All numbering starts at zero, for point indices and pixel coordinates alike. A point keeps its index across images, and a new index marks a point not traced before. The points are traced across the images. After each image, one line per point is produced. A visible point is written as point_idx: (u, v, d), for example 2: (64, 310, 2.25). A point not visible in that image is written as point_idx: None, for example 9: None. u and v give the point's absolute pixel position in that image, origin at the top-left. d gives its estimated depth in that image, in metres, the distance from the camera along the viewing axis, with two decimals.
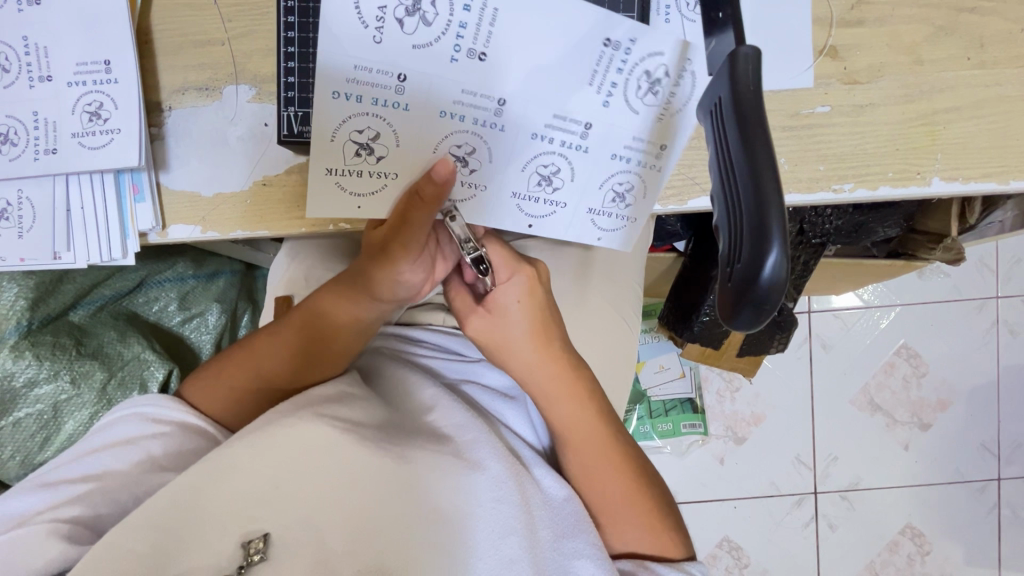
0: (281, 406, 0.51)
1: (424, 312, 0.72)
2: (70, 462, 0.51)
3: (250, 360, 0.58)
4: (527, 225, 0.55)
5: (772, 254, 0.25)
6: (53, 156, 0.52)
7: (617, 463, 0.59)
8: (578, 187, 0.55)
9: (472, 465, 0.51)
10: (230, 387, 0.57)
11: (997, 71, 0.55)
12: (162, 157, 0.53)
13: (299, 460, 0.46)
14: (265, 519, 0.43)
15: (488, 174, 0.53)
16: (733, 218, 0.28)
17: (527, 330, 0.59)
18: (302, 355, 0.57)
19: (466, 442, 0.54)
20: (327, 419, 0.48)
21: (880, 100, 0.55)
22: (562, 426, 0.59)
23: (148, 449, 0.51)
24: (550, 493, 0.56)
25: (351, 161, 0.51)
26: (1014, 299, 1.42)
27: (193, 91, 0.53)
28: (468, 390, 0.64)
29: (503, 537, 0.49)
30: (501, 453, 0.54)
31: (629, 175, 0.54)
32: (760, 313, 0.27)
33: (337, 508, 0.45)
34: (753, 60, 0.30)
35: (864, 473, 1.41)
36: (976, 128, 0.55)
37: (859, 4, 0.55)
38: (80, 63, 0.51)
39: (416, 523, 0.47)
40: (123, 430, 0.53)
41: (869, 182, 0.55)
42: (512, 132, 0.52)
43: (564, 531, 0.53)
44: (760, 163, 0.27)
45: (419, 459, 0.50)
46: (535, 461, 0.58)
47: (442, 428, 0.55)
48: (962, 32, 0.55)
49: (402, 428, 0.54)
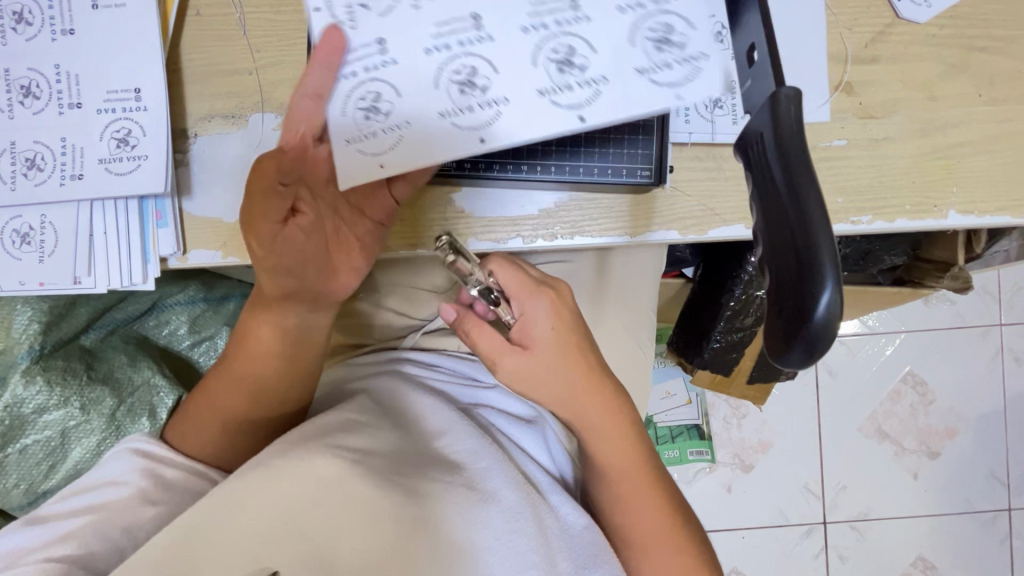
0: (287, 436, 0.49)
1: (438, 337, 0.73)
2: (78, 491, 0.50)
3: (210, 397, 0.55)
4: (578, 117, 0.45)
5: (826, 294, 0.25)
6: (79, 182, 0.52)
7: (653, 498, 0.58)
8: (608, 55, 0.45)
9: (488, 496, 0.50)
10: (213, 427, 0.55)
11: (1007, 108, 0.56)
12: (186, 183, 0.54)
13: (310, 492, 0.45)
14: (271, 556, 0.42)
15: (505, 85, 0.45)
16: (775, 255, 0.28)
17: (565, 358, 0.55)
18: (254, 377, 0.55)
19: (480, 469, 0.53)
20: (339, 450, 0.47)
21: (895, 134, 0.56)
22: (601, 457, 0.58)
23: (157, 481, 0.51)
24: (566, 522, 0.54)
25: (364, 127, 0.45)
26: (1017, 326, 1.42)
27: (219, 119, 0.54)
28: (482, 414, 0.63)
29: (521, 571, 0.48)
30: (515, 482, 0.53)
31: (658, 14, 0.45)
32: (811, 352, 0.26)
33: (350, 543, 0.44)
34: (795, 100, 0.31)
35: (873, 503, 1.40)
36: (990, 163, 0.56)
37: (873, 42, 0.56)
38: (110, 91, 0.52)
39: (434, 559, 0.45)
40: (126, 457, 0.52)
41: (886, 215, 0.56)
42: (502, 38, 0.45)
43: (583, 561, 0.52)
44: (805, 201, 0.27)
45: (432, 490, 0.49)
46: (551, 487, 0.57)
47: (452, 454, 0.54)
48: (973, 70, 0.56)
49: (415, 453, 0.53)
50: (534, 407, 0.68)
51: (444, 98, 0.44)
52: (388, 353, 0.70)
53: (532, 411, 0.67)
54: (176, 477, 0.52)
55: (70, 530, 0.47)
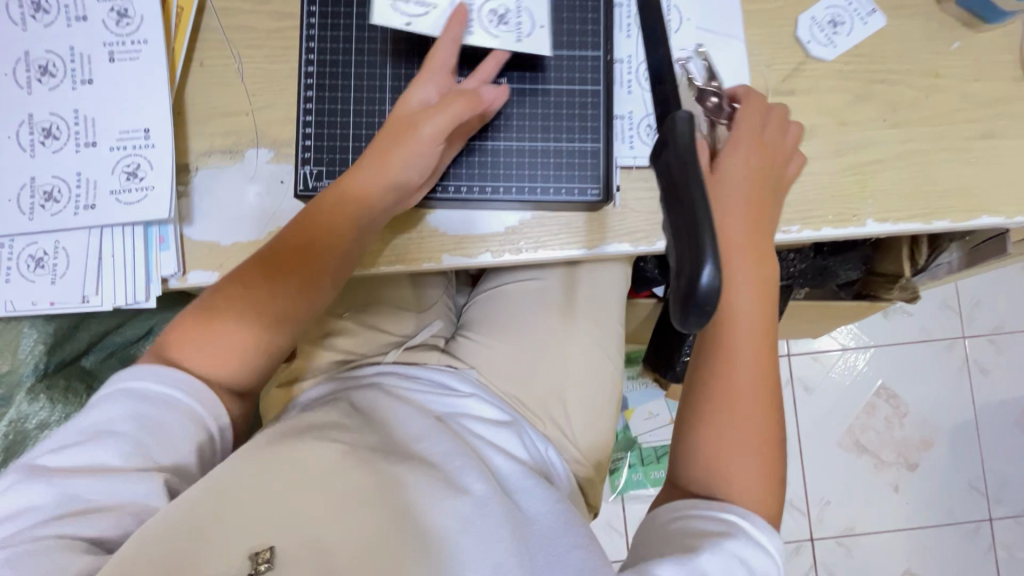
0: (272, 434, 0.57)
1: (421, 351, 0.78)
2: (76, 440, 0.48)
3: (215, 318, 0.55)
4: None
5: (707, 266, 0.31)
6: (91, 212, 0.58)
7: (761, 370, 0.50)
8: None
9: (461, 490, 0.54)
10: (227, 352, 0.55)
11: (911, 129, 0.65)
12: (187, 212, 0.60)
13: (299, 483, 0.50)
14: (268, 533, 0.47)
15: None
16: (674, 237, 0.35)
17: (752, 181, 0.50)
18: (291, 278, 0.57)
19: (454, 469, 0.57)
20: (326, 448, 0.54)
21: (815, 155, 0.64)
22: (731, 298, 0.49)
23: (162, 435, 0.50)
24: (537, 508, 0.58)
25: (516, 25, 0.58)
26: (979, 338, 1.49)
27: (219, 154, 0.61)
28: (462, 421, 0.68)
29: (492, 543, 0.50)
30: (485, 477, 0.57)
31: None
32: (704, 318, 0.32)
33: (335, 525, 0.48)
34: (689, 119, 0.37)
35: (858, 517, 1.44)
36: (899, 177, 0.64)
37: (789, 77, 0.65)
38: (122, 131, 0.59)
39: (410, 543, 0.48)
40: (124, 400, 0.50)
41: (813, 224, 0.64)
42: None
43: (559, 530, 0.56)
44: (692, 198, 0.34)
45: (409, 480, 0.53)
46: (520, 483, 0.61)
47: (430, 455, 0.58)
48: (878, 99, 0.65)
49: (397, 448, 0.58)
50: (510, 414, 0.73)
51: None
52: (373, 366, 0.75)
53: (509, 417, 0.72)
54: (181, 433, 0.51)
55: (80, 490, 0.46)
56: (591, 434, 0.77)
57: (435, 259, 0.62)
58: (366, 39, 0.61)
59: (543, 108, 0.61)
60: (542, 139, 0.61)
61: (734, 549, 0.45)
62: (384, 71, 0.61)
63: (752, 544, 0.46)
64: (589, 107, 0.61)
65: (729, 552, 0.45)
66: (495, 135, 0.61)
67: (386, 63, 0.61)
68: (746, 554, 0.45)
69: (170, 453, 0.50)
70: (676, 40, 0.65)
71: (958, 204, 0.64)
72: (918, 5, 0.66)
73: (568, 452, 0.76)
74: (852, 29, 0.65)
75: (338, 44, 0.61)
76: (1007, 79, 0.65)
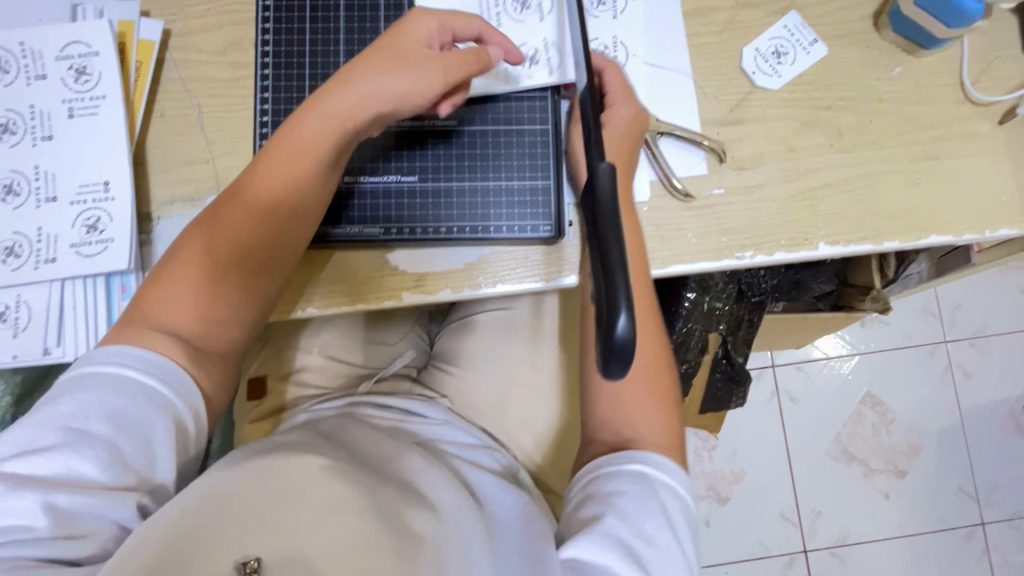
0: (235, 454, 0.57)
1: (394, 384, 0.80)
2: (57, 446, 0.48)
3: (193, 287, 0.56)
4: (614, 15, 0.67)
5: (619, 317, 0.32)
6: (52, 265, 0.59)
7: (645, 323, 0.61)
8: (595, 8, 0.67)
9: (433, 506, 0.56)
10: (181, 300, 0.55)
11: (859, 154, 0.66)
12: (149, 259, 0.61)
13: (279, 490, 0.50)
14: (255, 544, 0.47)
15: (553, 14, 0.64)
16: (597, 288, 0.36)
17: (623, 149, 0.60)
18: (239, 229, 0.57)
19: (427, 484, 0.59)
20: (309, 458, 0.55)
21: (766, 182, 0.66)
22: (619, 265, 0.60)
23: (146, 439, 0.50)
24: (506, 516, 0.61)
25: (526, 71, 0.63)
26: (961, 341, 1.50)
27: (180, 202, 0.63)
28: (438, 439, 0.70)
29: (466, 546, 0.53)
30: (458, 493, 0.59)
31: None
32: (624, 366, 0.33)
33: (320, 530, 0.49)
34: (610, 171, 0.37)
35: (850, 527, 1.43)
36: (849, 200, 0.66)
37: (738, 107, 0.67)
38: (82, 185, 0.60)
39: (394, 547, 0.50)
40: (109, 404, 0.49)
41: (766, 249, 0.65)
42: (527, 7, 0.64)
43: (531, 537, 0.57)
44: (608, 248, 0.35)
45: (388, 492, 0.55)
46: (489, 499, 0.63)
47: (404, 472, 0.60)
48: (825, 125, 0.67)
49: (371, 463, 0.60)
50: (481, 438, 0.74)
51: (546, 37, 0.63)
52: (343, 399, 0.75)
53: (482, 440, 0.74)
54: (166, 437, 0.51)
55: (62, 501, 0.46)
56: (564, 461, 0.78)
57: (396, 298, 0.63)
58: (319, 88, 0.64)
59: (496, 148, 0.63)
60: (494, 178, 0.63)
61: (634, 505, 0.53)
62: None
63: (650, 492, 0.54)
64: (539, 146, 0.63)
65: (632, 511, 0.53)
66: (449, 178, 0.63)
67: None
68: (647, 502, 0.53)
69: (155, 464, 0.50)
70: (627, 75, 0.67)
71: (907, 225, 0.66)
72: (859, 34, 0.68)
73: (541, 477, 0.78)
74: (796, 58, 0.67)
75: (292, 93, 0.64)
76: (949, 102, 0.67)
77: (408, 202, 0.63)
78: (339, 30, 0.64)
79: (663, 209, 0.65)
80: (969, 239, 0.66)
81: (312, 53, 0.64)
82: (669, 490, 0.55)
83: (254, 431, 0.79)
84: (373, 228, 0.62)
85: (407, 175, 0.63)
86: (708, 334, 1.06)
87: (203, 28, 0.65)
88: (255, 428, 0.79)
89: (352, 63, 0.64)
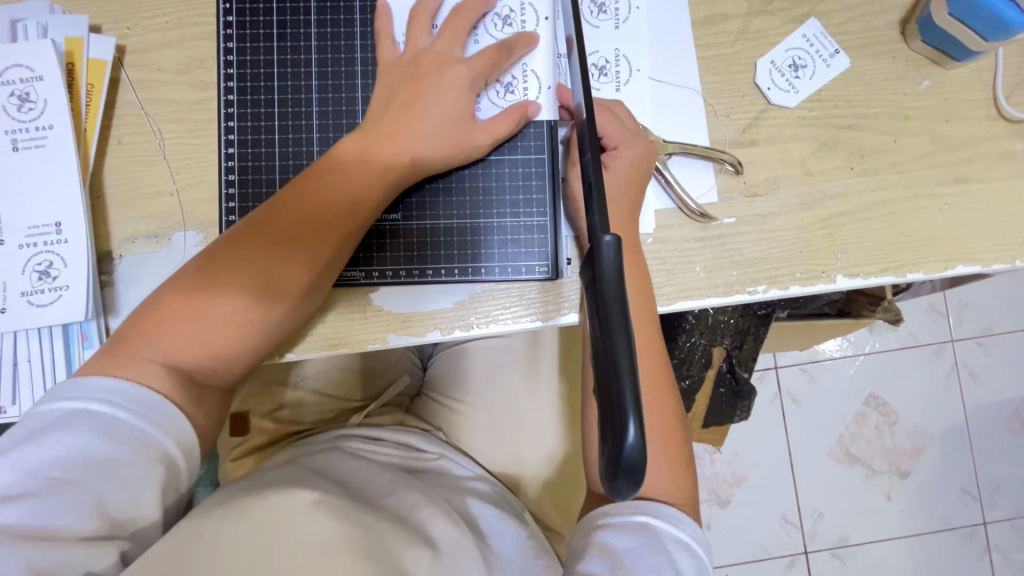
0: (210, 500, 0.52)
1: (386, 420, 0.75)
2: (31, 493, 0.43)
3: (200, 319, 0.50)
4: (615, 27, 0.62)
5: (628, 431, 0.28)
6: (4, 315, 0.55)
7: (649, 354, 0.56)
8: (594, 19, 0.61)
9: (428, 543, 0.53)
10: (205, 343, 0.50)
11: (881, 177, 0.61)
12: (111, 302, 0.57)
13: (268, 528, 0.48)
14: None
15: (544, 30, 0.59)
16: (599, 382, 0.32)
17: (624, 195, 0.56)
18: (267, 259, 0.51)
19: (423, 516, 0.57)
20: (297, 491, 0.51)
21: (780, 210, 0.61)
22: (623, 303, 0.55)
23: (128, 482, 0.45)
24: (505, 555, 0.60)
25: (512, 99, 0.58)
26: (969, 341, 1.46)
27: (143, 240, 0.57)
28: (437, 467, 0.69)
29: None
30: (458, 530, 0.57)
31: None
32: (635, 481, 0.29)
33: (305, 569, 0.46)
34: (615, 246, 0.32)
35: (852, 529, 1.42)
36: (868, 227, 0.61)
37: (750, 126, 0.61)
38: (32, 227, 0.55)
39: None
40: (87, 446, 0.45)
41: (779, 283, 0.60)
42: (515, 23, 0.59)
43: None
44: (614, 340, 0.31)
45: (379, 524, 0.52)
46: (492, 529, 0.63)
47: (397, 506, 0.57)
48: (844, 146, 0.61)
49: (363, 498, 0.57)
50: (476, 468, 0.72)
51: (535, 57, 0.58)
52: (330, 432, 0.71)
53: (477, 469, 0.71)
54: (151, 480, 0.46)
55: (32, 553, 0.41)
56: (565, 498, 0.74)
57: (380, 341, 0.58)
58: (290, 115, 0.58)
59: (490, 181, 0.58)
60: (485, 216, 0.58)
61: (642, 563, 0.49)
62: (311, 147, 0.58)
63: (658, 547, 0.50)
64: (533, 177, 0.58)
65: (639, 569, 0.48)
66: (438, 213, 0.58)
67: (312, 140, 0.58)
68: (656, 560, 0.49)
69: (138, 508, 0.46)
70: (629, 93, 0.61)
71: (931, 254, 0.61)
72: (883, 43, 0.62)
73: (541, 516, 0.74)
74: (815, 72, 0.61)
75: (259, 122, 0.58)
76: (979, 118, 0.62)
77: (393, 238, 0.58)
78: (311, 49, 0.59)
79: (669, 240, 0.60)
80: (997, 268, 0.61)
81: (281, 76, 0.59)
82: (679, 544, 0.51)
83: (239, 469, 0.76)
84: (353, 270, 0.58)
85: (389, 213, 0.58)
86: (712, 349, 1.01)
87: (160, 43, 0.59)
88: (239, 468, 0.75)
89: (326, 87, 0.59)
